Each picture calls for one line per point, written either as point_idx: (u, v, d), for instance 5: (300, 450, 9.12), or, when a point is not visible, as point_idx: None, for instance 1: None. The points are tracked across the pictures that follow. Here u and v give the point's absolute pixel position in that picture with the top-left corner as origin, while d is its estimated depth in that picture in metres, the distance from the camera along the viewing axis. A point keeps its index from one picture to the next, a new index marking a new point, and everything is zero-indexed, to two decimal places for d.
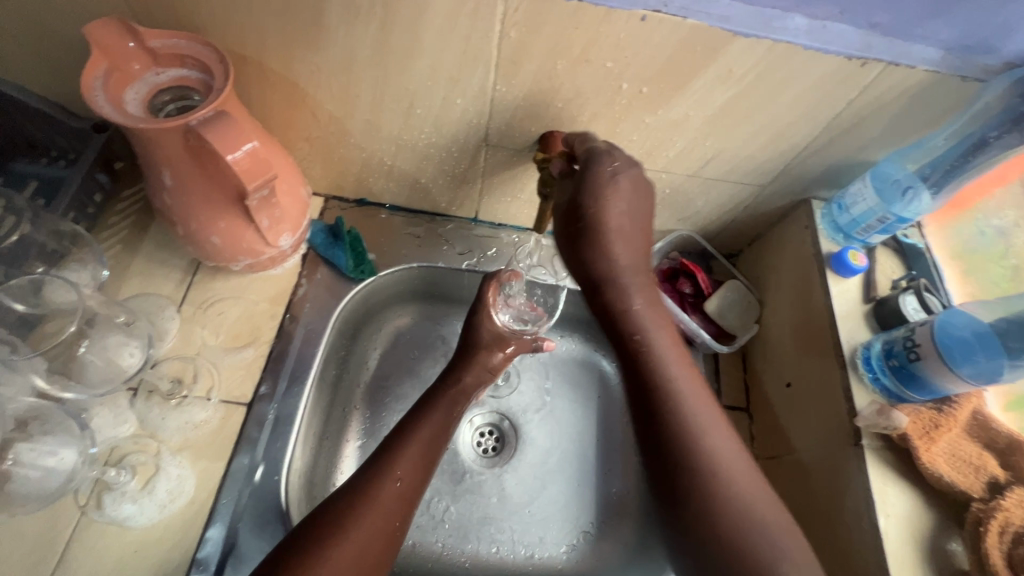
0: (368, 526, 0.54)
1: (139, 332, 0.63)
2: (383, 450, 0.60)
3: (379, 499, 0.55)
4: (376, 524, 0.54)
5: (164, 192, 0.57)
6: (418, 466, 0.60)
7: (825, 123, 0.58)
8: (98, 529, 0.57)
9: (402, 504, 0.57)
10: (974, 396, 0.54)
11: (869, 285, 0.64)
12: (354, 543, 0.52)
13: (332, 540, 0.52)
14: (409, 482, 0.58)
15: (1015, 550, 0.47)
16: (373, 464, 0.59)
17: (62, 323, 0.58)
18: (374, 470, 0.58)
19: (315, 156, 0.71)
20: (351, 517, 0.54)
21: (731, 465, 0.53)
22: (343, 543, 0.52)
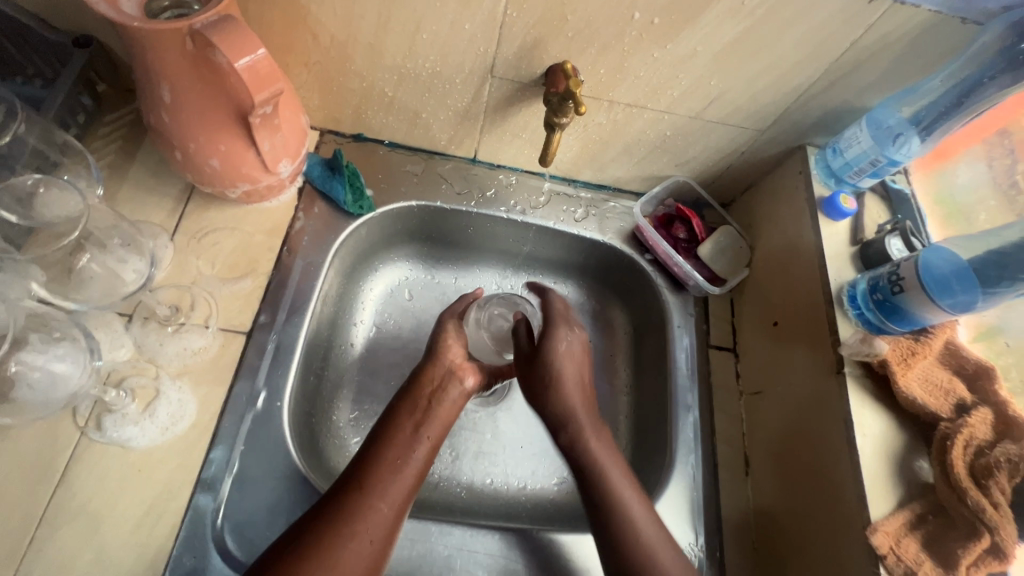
0: (410, 466, 0.56)
1: (146, 253, 0.62)
2: (371, 445, 0.57)
3: (416, 444, 0.58)
4: (417, 464, 0.56)
5: (162, 110, 0.55)
6: (447, 418, 0.62)
7: (827, 65, 0.60)
8: (100, 449, 0.56)
9: (391, 527, 0.52)
10: (949, 327, 0.57)
11: (857, 229, 0.67)
12: (399, 481, 0.54)
13: (377, 478, 0.54)
14: (397, 501, 0.53)
15: (977, 461, 0.51)
16: (405, 412, 0.60)
17: (64, 230, 0.56)
18: (406, 420, 0.59)
19: (314, 84, 0.69)
20: (394, 460, 0.56)
21: (653, 536, 0.55)
22: (388, 481, 0.54)
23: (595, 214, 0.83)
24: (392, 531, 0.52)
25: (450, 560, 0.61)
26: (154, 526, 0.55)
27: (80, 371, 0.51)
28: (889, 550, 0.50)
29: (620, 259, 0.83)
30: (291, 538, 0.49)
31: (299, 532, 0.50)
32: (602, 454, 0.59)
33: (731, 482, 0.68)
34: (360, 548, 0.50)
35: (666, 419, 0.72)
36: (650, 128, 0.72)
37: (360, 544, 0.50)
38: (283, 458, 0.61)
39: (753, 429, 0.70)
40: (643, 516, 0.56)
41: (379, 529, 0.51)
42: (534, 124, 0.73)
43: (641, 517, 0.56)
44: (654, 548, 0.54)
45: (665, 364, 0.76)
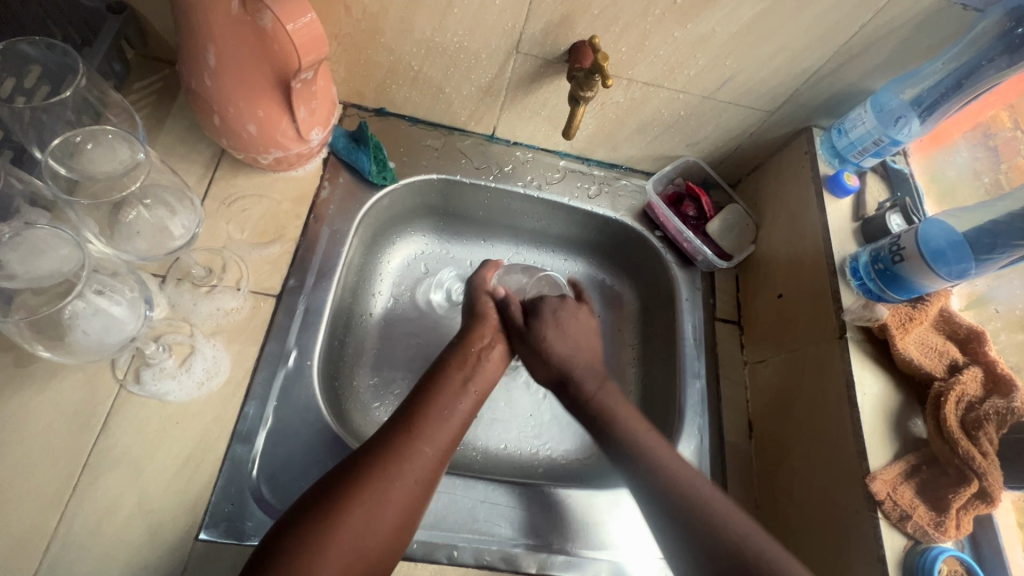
0: (455, 416, 0.61)
1: (190, 208, 0.61)
2: (419, 395, 0.61)
3: (462, 397, 0.63)
4: (461, 415, 0.61)
5: (204, 73, 0.57)
6: (490, 376, 0.68)
7: (837, 48, 0.63)
8: (138, 401, 0.58)
9: (435, 469, 0.56)
10: (943, 296, 0.61)
11: (859, 206, 0.71)
12: (444, 429, 0.59)
13: (426, 425, 0.58)
14: (441, 446, 0.58)
15: (967, 414, 0.55)
16: (454, 366, 0.65)
17: (111, 185, 0.55)
18: (455, 375, 0.64)
19: (342, 56, 0.71)
20: (442, 410, 0.60)
21: (693, 477, 0.57)
22: (435, 428, 0.58)
23: (608, 191, 0.86)
24: (434, 473, 0.56)
25: (473, 512, 0.63)
26: (192, 475, 0.57)
27: (135, 316, 0.53)
28: (886, 496, 0.54)
29: (630, 236, 0.86)
30: (345, 468, 0.53)
31: (353, 464, 0.53)
32: (620, 410, 0.65)
33: (735, 445, 0.72)
34: (407, 486, 0.54)
35: (674, 386, 0.76)
36: (665, 107, 0.75)
37: (408, 482, 0.54)
38: (314, 414, 0.63)
39: (757, 395, 0.74)
40: (711, 490, 0.56)
41: (424, 469, 0.55)
42: (554, 101, 0.76)
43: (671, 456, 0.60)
44: (701, 487, 0.56)
45: (673, 335, 0.79)
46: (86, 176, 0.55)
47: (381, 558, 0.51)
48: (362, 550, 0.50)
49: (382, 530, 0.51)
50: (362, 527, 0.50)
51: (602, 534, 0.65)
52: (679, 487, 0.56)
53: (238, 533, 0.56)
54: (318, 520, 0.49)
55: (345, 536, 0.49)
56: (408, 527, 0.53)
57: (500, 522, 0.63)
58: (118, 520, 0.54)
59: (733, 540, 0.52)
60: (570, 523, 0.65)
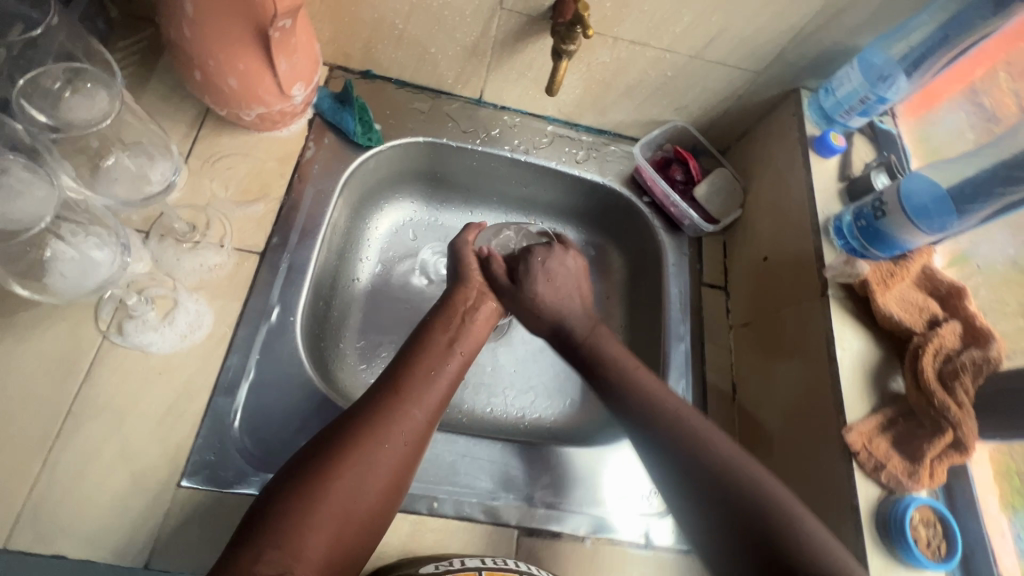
0: (441, 378, 0.60)
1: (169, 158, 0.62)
2: (401, 360, 0.61)
3: (447, 358, 0.62)
4: (448, 376, 0.61)
5: (183, 23, 0.56)
6: (476, 336, 0.67)
7: (824, 1, 0.62)
8: (121, 352, 0.59)
9: (423, 432, 0.56)
10: (925, 253, 0.61)
11: (845, 166, 0.71)
12: (432, 390, 0.59)
13: (412, 387, 0.58)
14: (428, 410, 0.58)
15: (945, 367, 0.55)
16: (440, 328, 0.66)
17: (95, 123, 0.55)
18: (440, 337, 0.64)
19: (326, 13, 0.70)
20: (427, 371, 0.60)
21: (666, 396, 0.59)
22: (423, 390, 0.58)
23: (596, 157, 0.86)
24: (423, 435, 0.56)
25: (454, 465, 0.64)
26: (173, 425, 0.57)
27: (115, 261, 0.54)
28: (861, 447, 0.54)
29: (619, 201, 0.86)
30: (327, 438, 0.52)
31: (339, 429, 0.53)
32: (632, 372, 0.62)
33: (718, 405, 0.72)
34: (396, 449, 0.53)
35: (659, 349, 0.76)
36: (652, 67, 0.74)
37: (395, 445, 0.53)
38: (297, 369, 0.64)
39: (740, 357, 0.74)
40: (679, 403, 0.58)
41: (412, 431, 0.55)
42: (540, 61, 0.75)
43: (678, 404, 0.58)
44: (676, 404, 0.58)
45: (659, 299, 0.79)
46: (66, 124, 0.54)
47: (373, 522, 0.51)
48: (351, 514, 0.49)
49: (371, 494, 0.50)
50: (352, 489, 0.49)
51: (597, 485, 0.66)
52: (699, 438, 0.54)
53: (219, 482, 0.56)
54: (306, 486, 0.48)
55: (333, 500, 0.48)
56: (397, 491, 0.53)
57: (480, 476, 0.64)
58: (100, 468, 0.54)
59: (756, 493, 0.50)
60: (551, 480, 0.65)
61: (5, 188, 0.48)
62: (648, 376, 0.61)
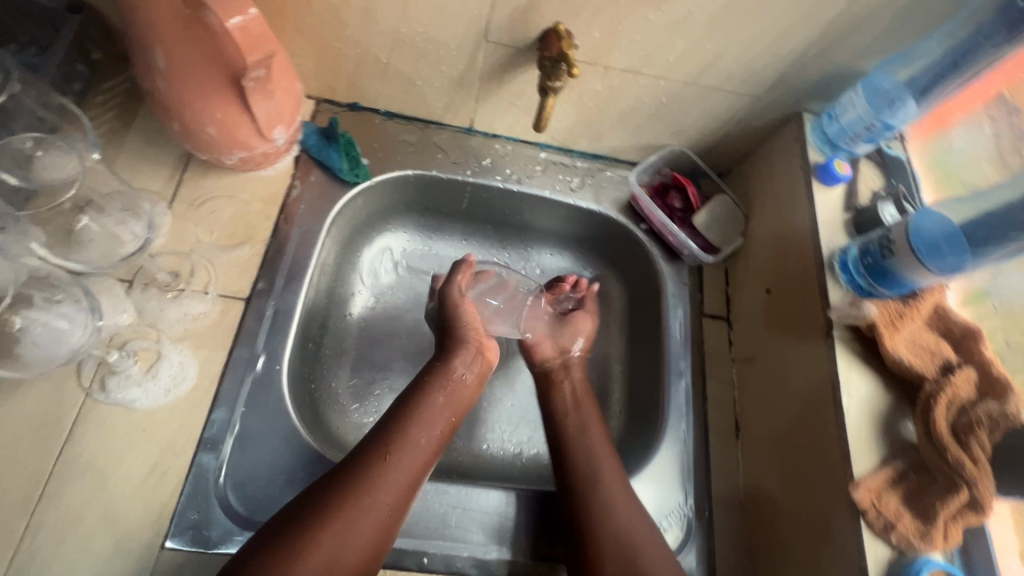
0: (428, 443, 0.58)
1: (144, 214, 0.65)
2: (389, 418, 0.59)
3: (436, 422, 0.60)
4: (435, 440, 0.59)
5: (158, 76, 0.55)
6: (465, 398, 0.65)
7: (825, 26, 0.59)
8: (104, 409, 0.58)
9: (407, 497, 0.54)
10: (937, 291, 0.58)
11: (851, 195, 0.67)
12: (419, 455, 0.57)
13: (400, 451, 0.56)
14: (414, 475, 0.55)
15: (960, 418, 0.52)
16: (432, 386, 0.63)
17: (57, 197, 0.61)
18: (435, 398, 0.62)
19: (308, 50, 0.69)
20: (416, 434, 0.58)
21: (619, 497, 0.59)
22: (410, 454, 0.56)
23: (591, 183, 0.83)
24: (407, 500, 0.54)
25: (445, 518, 0.62)
26: (158, 484, 0.57)
27: (85, 326, 0.57)
28: (869, 505, 0.51)
29: (615, 229, 0.83)
30: (312, 498, 0.51)
31: (323, 491, 0.51)
32: (607, 469, 0.61)
33: (721, 446, 0.69)
34: (376, 514, 0.51)
35: (659, 385, 0.73)
36: (645, 94, 0.71)
37: (379, 509, 0.52)
38: (284, 420, 0.62)
39: (744, 394, 0.71)
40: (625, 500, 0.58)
41: (396, 497, 0.53)
42: (530, 91, 0.73)
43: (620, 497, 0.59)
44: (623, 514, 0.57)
45: (658, 332, 0.77)
46: (36, 186, 0.60)
47: None
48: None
49: (353, 558, 0.49)
50: (334, 552, 0.48)
51: None
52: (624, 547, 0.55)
53: (204, 542, 0.55)
54: (286, 551, 0.47)
55: (314, 564, 0.47)
56: (378, 555, 0.51)
57: (472, 528, 0.62)
58: (82, 531, 0.54)
59: None
60: None
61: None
62: (606, 447, 0.63)
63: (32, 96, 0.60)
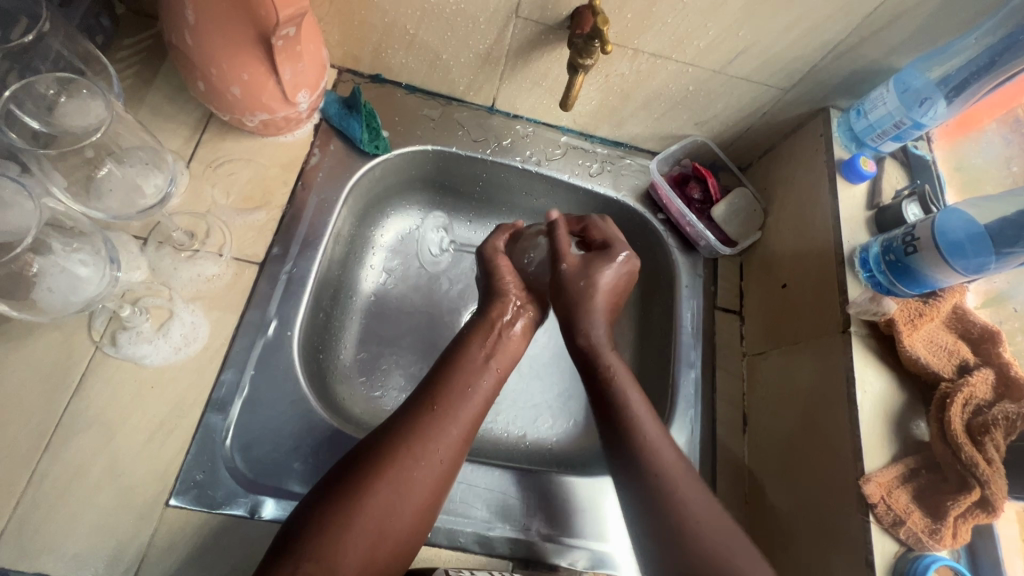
0: (477, 395, 0.57)
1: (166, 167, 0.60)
2: (435, 372, 0.59)
3: (484, 374, 0.59)
4: (484, 393, 0.58)
5: (185, 31, 0.54)
6: (514, 351, 0.64)
7: (861, 19, 0.58)
8: (113, 364, 0.57)
9: (459, 450, 0.54)
10: (958, 292, 0.57)
11: (874, 193, 0.67)
12: (469, 407, 0.56)
13: (449, 404, 0.55)
14: (465, 427, 0.55)
15: (975, 418, 0.51)
16: (476, 342, 0.62)
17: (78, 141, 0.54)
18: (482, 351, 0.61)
19: (335, 17, 0.68)
20: (464, 387, 0.57)
21: (666, 450, 0.54)
22: (457, 407, 0.55)
23: (610, 170, 0.83)
24: (457, 451, 0.54)
25: (449, 492, 0.62)
26: (164, 441, 0.56)
27: (101, 277, 0.52)
28: (880, 500, 0.51)
29: (632, 218, 0.83)
30: (361, 454, 0.51)
31: (375, 444, 0.52)
32: (629, 395, 0.58)
33: (728, 439, 0.69)
34: (432, 465, 0.52)
35: (668, 375, 0.73)
36: (673, 81, 0.71)
37: (434, 460, 0.52)
38: (293, 385, 0.62)
39: (753, 388, 0.71)
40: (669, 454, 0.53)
41: (449, 449, 0.53)
42: (555, 72, 0.72)
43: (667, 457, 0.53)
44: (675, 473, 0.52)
45: (670, 322, 0.76)
46: (60, 132, 0.54)
47: (407, 540, 0.49)
48: (388, 531, 0.48)
49: (409, 508, 0.49)
50: (388, 505, 0.48)
51: (596, 521, 0.63)
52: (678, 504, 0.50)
53: (208, 502, 0.55)
54: (338, 508, 0.47)
55: (370, 518, 0.47)
56: (433, 506, 0.52)
57: (476, 504, 0.62)
58: (86, 483, 0.53)
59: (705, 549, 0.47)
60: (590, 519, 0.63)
61: None
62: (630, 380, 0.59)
63: (59, 38, 0.56)
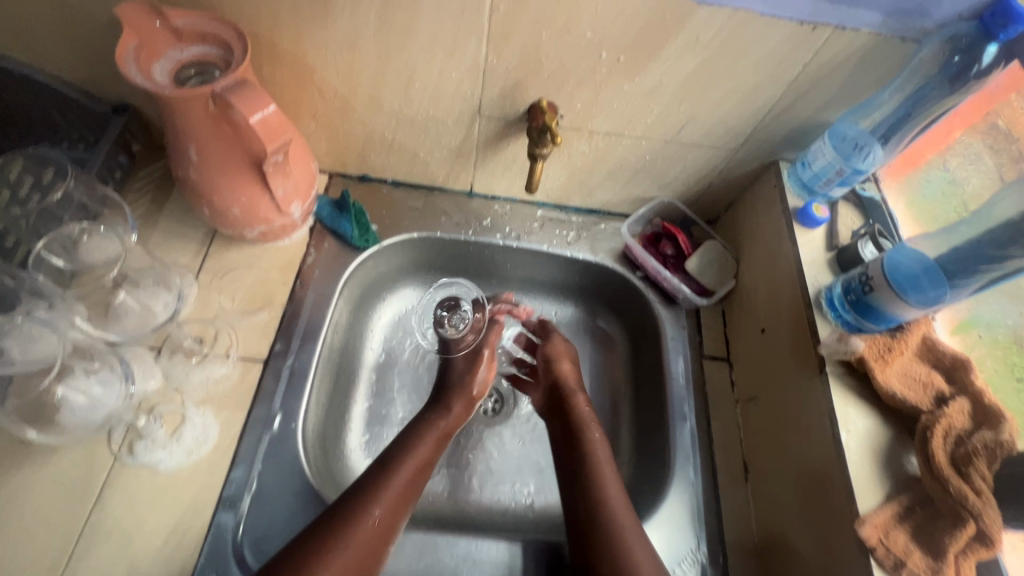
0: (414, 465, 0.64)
1: (173, 287, 0.70)
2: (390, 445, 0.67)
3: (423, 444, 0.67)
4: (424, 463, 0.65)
5: (189, 167, 0.62)
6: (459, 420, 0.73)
7: (786, 86, 0.65)
8: (131, 472, 0.61)
9: (388, 524, 0.59)
10: (924, 323, 0.60)
11: (832, 235, 0.70)
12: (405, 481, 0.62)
13: (386, 479, 0.62)
14: (399, 497, 0.61)
15: (957, 449, 0.52)
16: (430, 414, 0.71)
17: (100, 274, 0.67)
18: (431, 434, 0.69)
19: (321, 132, 0.77)
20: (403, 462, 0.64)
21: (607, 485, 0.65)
22: (401, 475, 0.62)
23: (587, 236, 0.88)
24: (401, 513, 0.61)
25: (456, 569, 0.63)
26: (179, 543, 0.59)
27: (120, 389, 0.62)
28: (878, 541, 0.51)
29: (613, 278, 0.87)
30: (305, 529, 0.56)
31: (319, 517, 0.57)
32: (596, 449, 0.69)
33: (730, 489, 0.69)
34: (363, 536, 0.57)
35: (663, 428, 0.74)
36: (630, 153, 0.77)
37: (368, 532, 0.57)
38: (299, 476, 0.65)
39: (750, 434, 0.72)
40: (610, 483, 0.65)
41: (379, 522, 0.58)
42: (522, 157, 0.79)
43: (621, 507, 0.63)
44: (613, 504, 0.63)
45: (661, 375, 0.78)
46: (80, 268, 0.66)
47: None
48: None
49: None
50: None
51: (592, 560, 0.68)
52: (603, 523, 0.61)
53: None
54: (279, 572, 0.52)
55: None
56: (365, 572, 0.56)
57: None
58: None
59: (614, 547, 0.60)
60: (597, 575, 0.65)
61: (25, 334, 0.59)
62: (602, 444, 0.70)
63: (81, 190, 0.68)
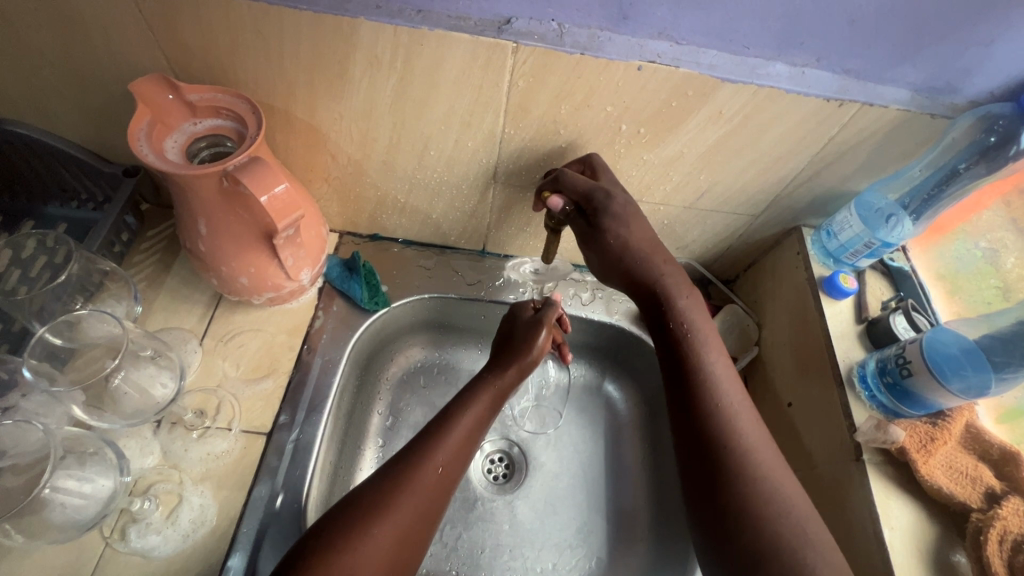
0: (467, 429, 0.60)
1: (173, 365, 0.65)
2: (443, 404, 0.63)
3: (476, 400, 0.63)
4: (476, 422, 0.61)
5: (199, 240, 0.60)
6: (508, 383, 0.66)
7: (810, 158, 0.63)
8: (122, 559, 0.57)
9: (445, 487, 0.56)
10: (966, 411, 0.57)
11: (861, 307, 0.68)
12: (456, 442, 0.58)
13: (438, 439, 0.58)
14: (451, 467, 0.57)
15: (1015, 558, 0.49)
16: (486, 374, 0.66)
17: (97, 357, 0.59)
18: (483, 395, 0.63)
19: (333, 195, 0.76)
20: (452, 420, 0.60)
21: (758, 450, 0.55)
22: (455, 437, 0.59)
23: (602, 296, 0.85)
24: (452, 479, 0.57)
25: None
26: None
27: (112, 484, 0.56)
28: None
29: (630, 340, 0.84)
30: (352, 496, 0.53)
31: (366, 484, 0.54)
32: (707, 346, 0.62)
33: None
34: (413, 499, 0.53)
35: None
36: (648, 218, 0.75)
37: (418, 496, 0.54)
38: None
39: None
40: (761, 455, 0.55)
41: (433, 484, 0.55)
42: (537, 220, 0.78)
43: (759, 447, 0.55)
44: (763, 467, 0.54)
45: None
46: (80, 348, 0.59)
47: None
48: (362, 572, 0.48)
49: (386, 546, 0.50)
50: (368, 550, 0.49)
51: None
52: (761, 504, 0.52)
53: None
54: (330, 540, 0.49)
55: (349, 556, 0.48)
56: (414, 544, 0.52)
57: None
58: None
59: (775, 532, 0.51)
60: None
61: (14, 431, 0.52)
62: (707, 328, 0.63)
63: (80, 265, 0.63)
